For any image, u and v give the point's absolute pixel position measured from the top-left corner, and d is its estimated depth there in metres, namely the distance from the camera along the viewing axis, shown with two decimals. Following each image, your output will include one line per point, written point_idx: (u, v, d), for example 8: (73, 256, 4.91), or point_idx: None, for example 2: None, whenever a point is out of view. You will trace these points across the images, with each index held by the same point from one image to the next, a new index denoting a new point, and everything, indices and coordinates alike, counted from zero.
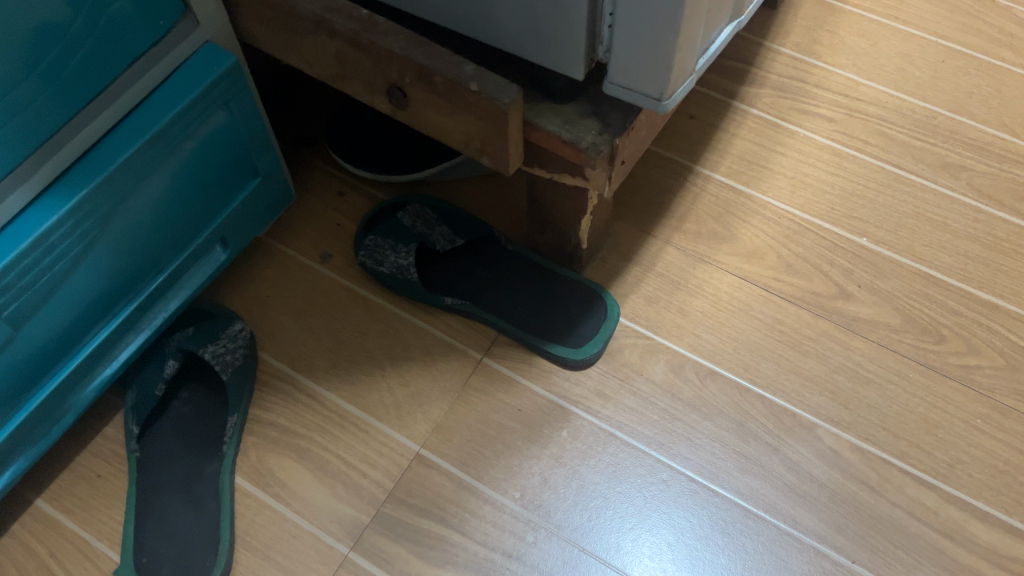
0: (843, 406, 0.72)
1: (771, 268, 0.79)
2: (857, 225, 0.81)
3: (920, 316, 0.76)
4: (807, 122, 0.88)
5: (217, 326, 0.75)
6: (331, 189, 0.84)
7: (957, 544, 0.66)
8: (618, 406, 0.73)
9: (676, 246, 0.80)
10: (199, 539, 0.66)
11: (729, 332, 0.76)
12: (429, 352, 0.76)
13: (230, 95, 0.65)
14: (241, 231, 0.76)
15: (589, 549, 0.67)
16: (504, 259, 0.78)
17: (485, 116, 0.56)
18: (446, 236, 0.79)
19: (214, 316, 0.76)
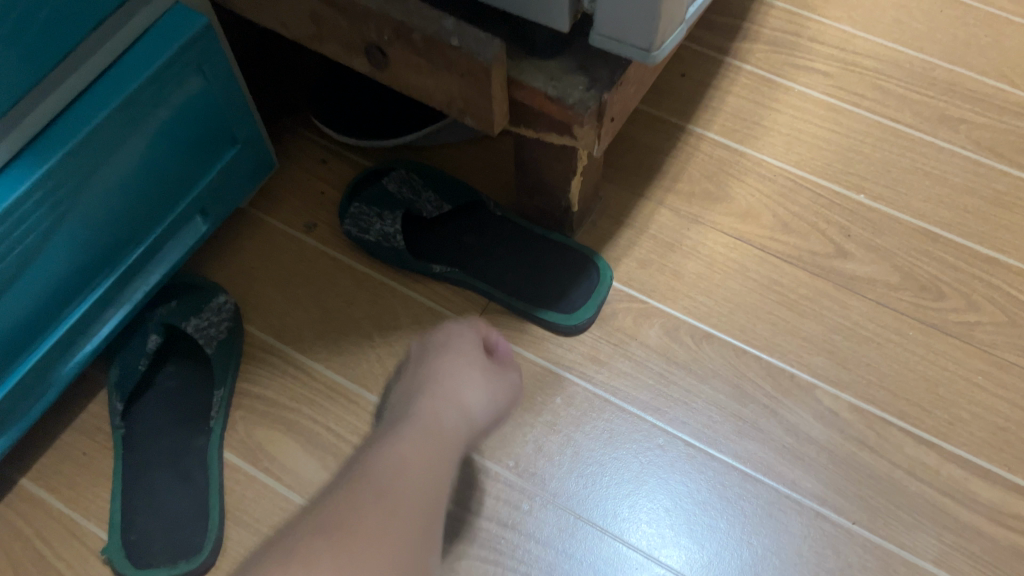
0: (841, 366, 0.71)
1: (767, 227, 0.77)
2: (854, 181, 0.79)
3: (919, 273, 0.74)
4: (802, 78, 0.85)
5: (200, 298, 0.73)
6: (313, 156, 0.82)
7: (958, 503, 0.65)
8: (612, 371, 0.71)
9: (669, 207, 0.78)
10: (188, 515, 0.65)
11: (725, 293, 0.74)
12: (418, 321, 0.74)
13: (203, 60, 0.63)
14: (221, 201, 0.74)
15: (585, 517, 0.66)
16: (493, 225, 0.77)
17: (467, 73, 0.54)
18: (432, 202, 0.77)
19: (198, 288, 0.73)
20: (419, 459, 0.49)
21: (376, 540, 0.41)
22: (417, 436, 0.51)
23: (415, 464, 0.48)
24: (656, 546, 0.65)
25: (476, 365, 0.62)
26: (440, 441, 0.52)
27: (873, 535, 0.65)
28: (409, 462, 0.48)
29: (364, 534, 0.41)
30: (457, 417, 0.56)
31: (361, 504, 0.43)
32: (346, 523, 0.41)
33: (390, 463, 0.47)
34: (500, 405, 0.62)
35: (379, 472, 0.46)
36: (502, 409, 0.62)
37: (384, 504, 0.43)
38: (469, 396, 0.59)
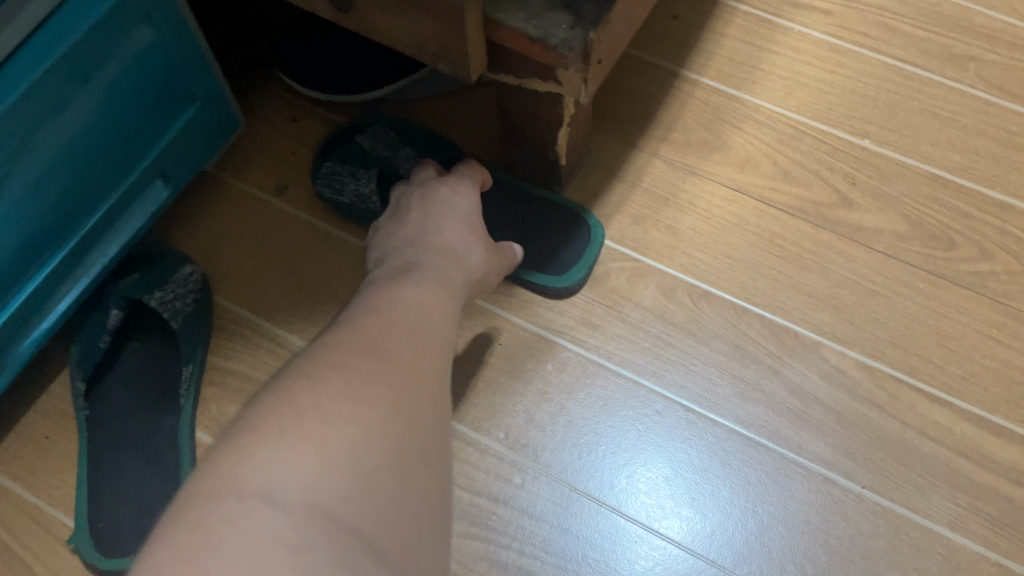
0: (848, 322, 0.67)
1: (767, 177, 0.72)
2: (859, 126, 0.74)
3: (928, 221, 0.70)
4: (802, 17, 0.80)
5: (164, 270, 0.68)
6: (282, 113, 0.77)
7: (973, 463, 0.62)
8: (606, 335, 0.67)
9: (663, 159, 0.74)
10: (160, 500, 0.62)
11: (723, 249, 0.70)
12: None
13: (150, 8, 0.58)
14: (182, 164, 0.69)
15: (580, 489, 0.63)
16: None
17: (439, 13, 0.49)
18: (410, 159, 0.72)
19: (162, 259, 0.69)
20: (430, 314, 0.45)
21: (405, 378, 0.38)
22: (425, 297, 0.46)
23: (424, 324, 0.43)
24: (656, 517, 0.62)
25: (470, 227, 0.58)
26: (448, 294, 0.49)
27: (884, 500, 0.61)
28: (427, 326, 0.43)
29: (394, 367, 0.38)
30: (458, 273, 0.53)
31: (381, 342, 0.39)
32: (375, 345, 0.39)
33: (411, 310, 0.44)
34: (490, 272, 0.58)
35: (399, 331, 0.41)
36: (489, 278, 0.58)
37: (376, 352, 0.38)
38: (468, 257, 0.56)
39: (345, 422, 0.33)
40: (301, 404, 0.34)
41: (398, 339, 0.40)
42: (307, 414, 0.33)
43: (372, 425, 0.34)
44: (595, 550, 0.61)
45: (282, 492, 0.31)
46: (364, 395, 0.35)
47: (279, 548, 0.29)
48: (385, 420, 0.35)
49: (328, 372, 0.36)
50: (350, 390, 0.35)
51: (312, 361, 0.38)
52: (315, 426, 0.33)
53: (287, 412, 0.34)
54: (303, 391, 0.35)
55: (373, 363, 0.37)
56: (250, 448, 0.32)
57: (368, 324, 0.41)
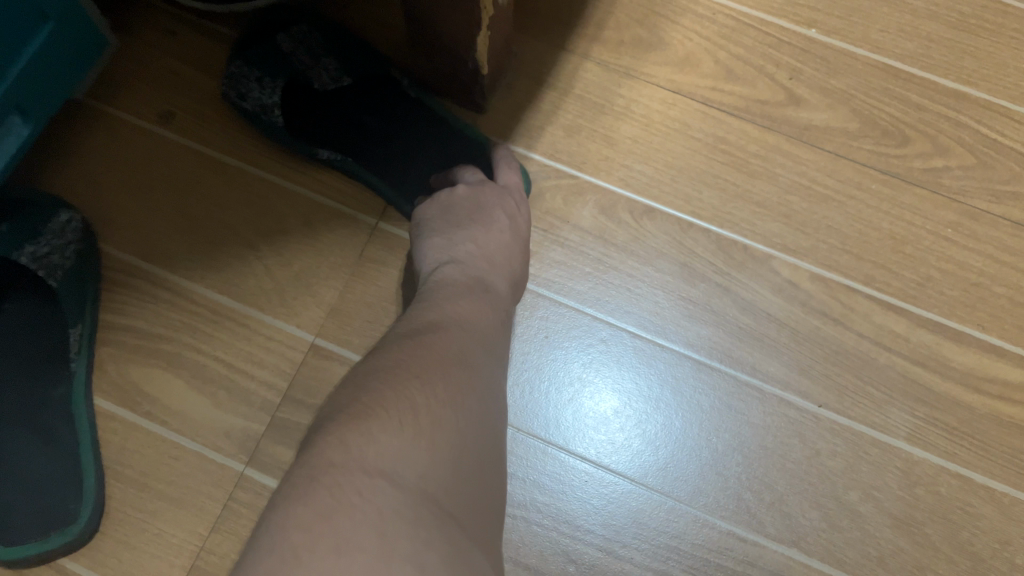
0: (799, 231, 0.62)
1: (708, 77, 0.66)
2: (804, 13, 0.68)
3: (880, 116, 0.65)
4: None
5: (35, 218, 0.60)
6: (161, 29, 0.67)
7: (930, 372, 0.59)
8: (543, 261, 0.62)
9: (595, 61, 0.67)
10: (62, 477, 0.55)
11: (664, 159, 0.64)
12: (310, 222, 0.62)
13: None
14: (43, 95, 0.59)
15: (525, 430, 0.58)
16: (400, 104, 0.64)
17: None
18: (330, 72, 0.64)
19: (30, 206, 0.60)
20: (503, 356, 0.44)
21: (486, 396, 0.37)
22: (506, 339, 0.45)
23: (492, 351, 0.42)
24: (606, 453, 0.58)
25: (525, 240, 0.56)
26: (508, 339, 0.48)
27: (842, 418, 0.58)
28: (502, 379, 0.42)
29: (479, 388, 0.37)
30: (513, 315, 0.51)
31: (474, 363, 0.38)
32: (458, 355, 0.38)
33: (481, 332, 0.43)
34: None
35: (481, 355, 0.40)
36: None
37: (465, 369, 0.37)
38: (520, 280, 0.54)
39: (448, 428, 0.32)
40: (412, 402, 0.32)
41: (477, 358, 0.39)
42: (421, 414, 0.32)
43: (471, 438, 0.33)
44: (544, 493, 0.57)
45: (401, 471, 0.29)
46: (463, 406, 0.34)
47: (406, 517, 0.27)
48: (475, 437, 0.34)
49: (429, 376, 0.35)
50: (450, 399, 0.34)
51: (407, 359, 0.36)
52: (431, 424, 0.32)
53: (404, 403, 0.32)
54: (403, 385, 0.34)
55: (463, 380, 0.36)
56: (372, 428, 0.30)
57: (454, 339, 0.40)
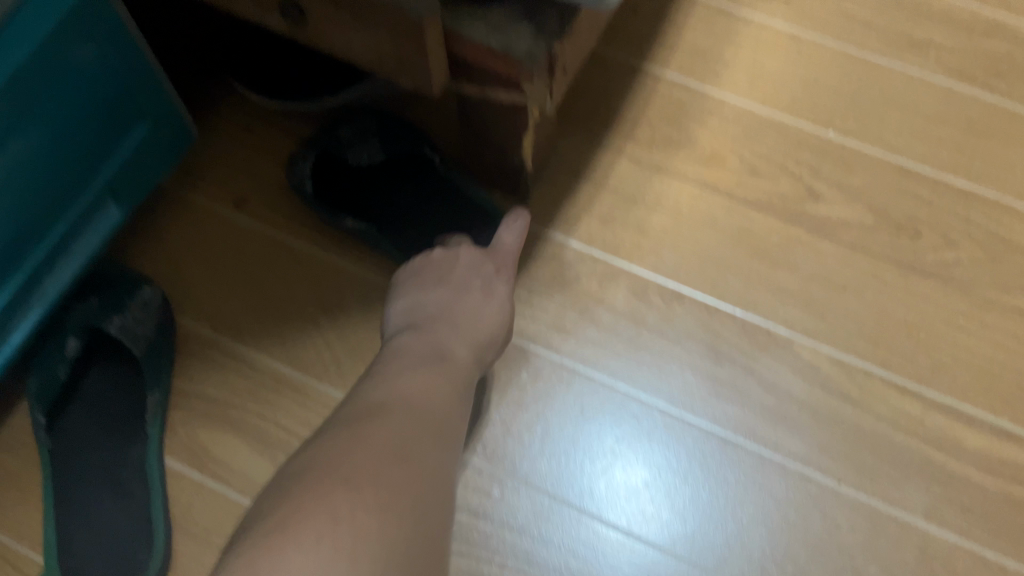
0: (818, 317, 0.67)
1: (733, 173, 0.72)
2: (822, 116, 0.74)
3: (894, 212, 0.70)
4: (761, 6, 0.79)
5: (122, 293, 0.66)
6: (237, 124, 0.74)
7: (945, 452, 0.63)
8: (580, 340, 0.67)
9: (629, 157, 0.73)
10: (133, 533, 0.60)
11: (693, 247, 0.69)
12: (367, 299, 0.68)
13: (93, 28, 0.55)
14: (135, 182, 0.66)
15: (561, 498, 0.62)
16: (425, 181, 0.70)
17: (397, 29, 0.48)
18: (368, 151, 0.71)
19: (118, 282, 0.66)
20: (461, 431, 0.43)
21: (428, 483, 0.36)
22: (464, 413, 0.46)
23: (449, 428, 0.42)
24: (636, 522, 0.62)
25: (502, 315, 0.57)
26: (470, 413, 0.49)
27: (861, 494, 0.62)
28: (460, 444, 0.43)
29: (419, 473, 0.36)
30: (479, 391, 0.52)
31: (426, 447, 0.38)
32: (413, 438, 0.38)
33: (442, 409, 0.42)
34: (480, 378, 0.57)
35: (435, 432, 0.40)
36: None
37: (406, 453, 0.37)
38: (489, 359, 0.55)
39: (378, 533, 0.31)
40: (336, 508, 0.32)
41: (432, 440, 0.39)
42: (345, 522, 0.31)
43: (415, 537, 0.33)
44: (577, 559, 0.61)
45: None
46: (409, 500, 0.34)
47: None
48: (410, 535, 0.33)
49: (375, 468, 0.34)
50: (382, 498, 0.33)
51: (358, 445, 0.36)
52: (370, 526, 0.31)
53: (325, 514, 0.31)
54: (346, 479, 0.33)
55: (402, 469, 0.35)
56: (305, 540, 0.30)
57: (409, 418, 0.40)
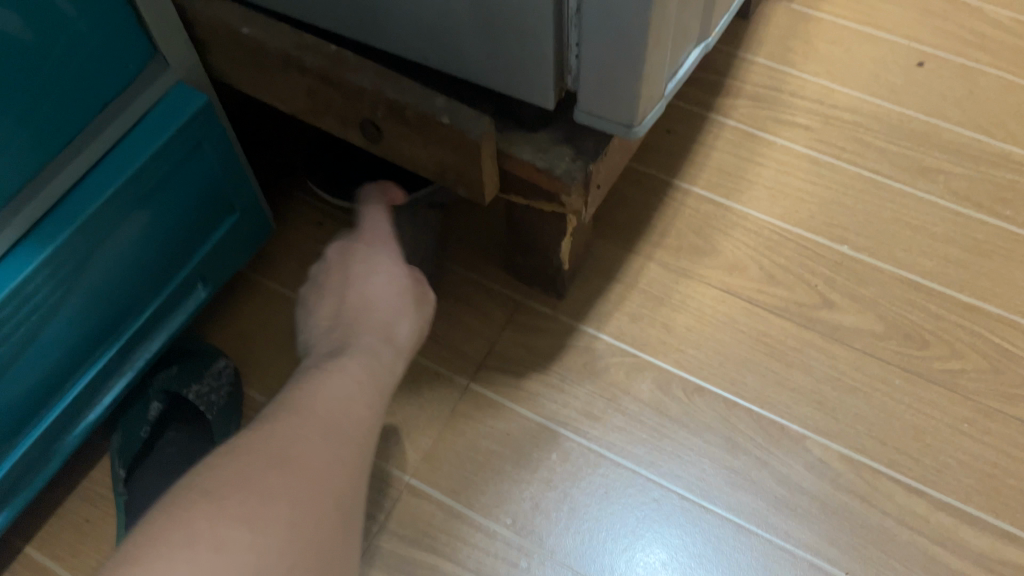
0: (829, 416, 0.72)
1: (754, 280, 0.79)
2: (837, 232, 0.81)
3: (903, 323, 0.76)
4: (783, 132, 0.88)
5: (200, 364, 0.74)
6: (310, 220, 0.84)
7: (948, 550, 0.66)
8: (607, 426, 0.73)
9: (658, 262, 0.80)
10: None
11: (715, 346, 0.76)
12: (415, 381, 0.76)
13: (203, 135, 0.65)
14: (221, 268, 0.76)
15: (584, 573, 0.67)
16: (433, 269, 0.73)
17: (457, 148, 0.57)
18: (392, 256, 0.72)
19: (198, 355, 0.75)
20: (360, 421, 0.49)
21: (308, 489, 0.42)
22: (357, 391, 0.51)
23: (342, 427, 0.48)
24: None
25: (394, 282, 0.60)
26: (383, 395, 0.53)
27: None
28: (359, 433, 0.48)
29: (293, 481, 0.42)
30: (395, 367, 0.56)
31: (302, 448, 0.44)
32: (293, 445, 0.44)
33: (338, 410, 0.48)
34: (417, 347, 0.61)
35: (319, 432, 0.46)
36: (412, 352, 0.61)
37: (281, 461, 0.43)
38: (401, 328, 0.58)
39: (240, 544, 0.38)
40: (198, 528, 0.38)
41: (310, 443, 0.45)
42: (204, 540, 0.37)
43: (278, 537, 0.39)
44: None
45: None
46: (278, 505, 0.40)
47: None
48: (282, 540, 0.39)
49: (246, 480, 0.41)
50: (250, 512, 0.39)
51: (238, 460, 0.42)
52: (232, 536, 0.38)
53: (186, 536, 0.37)
54: (214, 495, 0.40)
55: (277, 476, 0.42)
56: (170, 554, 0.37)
57: (294, 425, 0.46)
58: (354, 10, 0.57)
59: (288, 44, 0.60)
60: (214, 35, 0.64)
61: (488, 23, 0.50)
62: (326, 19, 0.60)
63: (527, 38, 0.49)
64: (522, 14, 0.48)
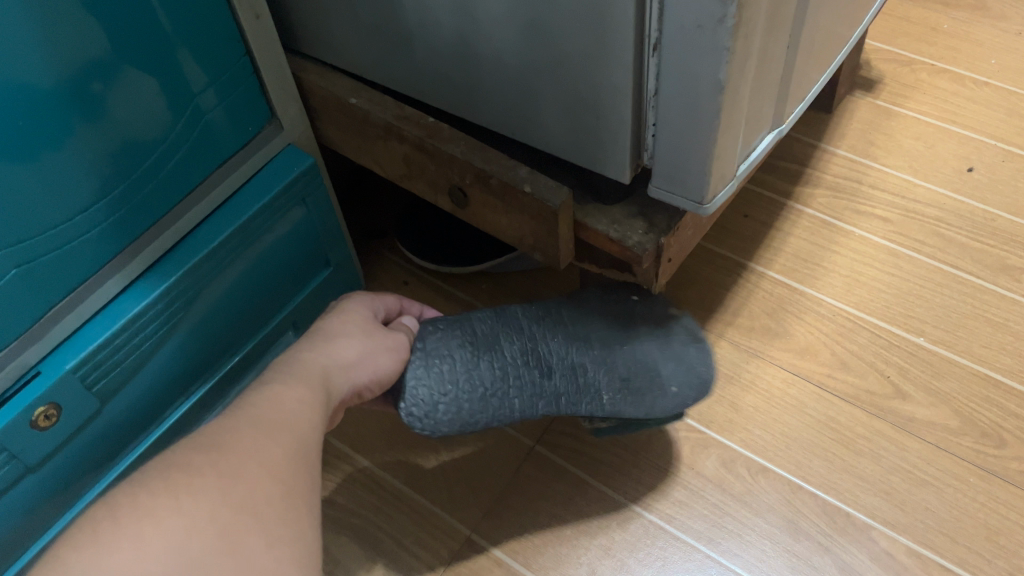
0: (898, 508, 0.71)
1: (825, 365, 0.79)
2: (914, 323, 0.81)
3: (980, 419, 0.75)
4: (862, 222, 0.89)
5: None
6: (396, 278, 0.87)
7: None
8: (668, 499, 0.73)
9: (728, 340, 0.82)
10: None
11: (782, 428, 0.76)
12: (483, 438, 0.79)
13: (307, 193, 0.72)
14: (311, 318, 0.81)
15: None
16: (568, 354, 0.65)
17: (536, 216, 0.60)
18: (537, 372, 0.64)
19: None
20: (297, 415, 0.48)
21: (234, 466, 0.41)
22: (283, 394, 0.49)
23: (280, 424, 0.46)
24: None
25: (353, 317, 0.59)
26: (321, 402, 0.50)
27: None
28: (292, 424, 0.47)
29: (216, 460, 0.41)
30: (336, 387, 0.53)
31: (227, 443, 0.43)
32: (217, 444, 0.43)
33: (278, 412, 0.47)
34: (372, 381, 0.57)
35: (247, 429, 0.44)
36: (368, 390, 0.58)
37: (208, 447, 0.42)
38: (344, 350, 0.56)
39: (166, 514, 0.37)
40: (124, 505, 0.37)
41: (239, 432, 0.44)
42: (126, 513, 0.37)
43: (203, 503, 0.38)
44: None
45: None
46: (204, 491, 0.39)
47: None
48: (211, 508, 0.38)
49: (173, 475, 0.40)
50: (176, 487, 0.39)
51: (162, 465, 0.41)
52: (157, 522, 0.37)
53: (105, 515, 0.37)
54: (135, 493, 0.38)
55: (206, 459, 0.41)
56: (93, 549, 0.35)
57: (219, 429, 0.44)
58: (451, 87, 0.63)
59: (390, 115, 0.66)
60: (325, 104, 0.70)
61: (572, 103, 0.55)
62: (426, 95, 0.66)
63: (606, 117, 0.54)
64: (603, 95, 0.52)
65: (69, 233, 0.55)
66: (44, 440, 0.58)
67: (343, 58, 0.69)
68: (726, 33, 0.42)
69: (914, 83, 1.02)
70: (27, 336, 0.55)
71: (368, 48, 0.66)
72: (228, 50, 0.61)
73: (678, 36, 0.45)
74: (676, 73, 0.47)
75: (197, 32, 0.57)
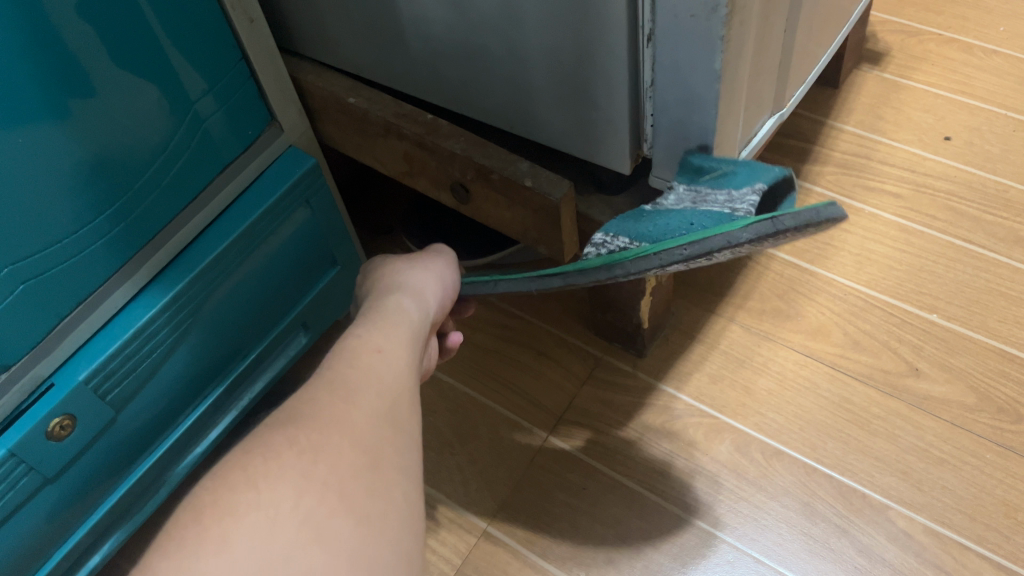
0: (915, 487, 0.70)
1: (837, 345, 0.79)
2: (927, 300, 0.80)
3: (995, 395, 0.74)
4: (873, 199, 0.88)
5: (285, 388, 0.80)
6: None
7: None
8: (684, 486, 0.73)
9: (740, 324, 0.82)
10: None
11: (796, 410, 0.76)
12: (497, 429, 0.79)
13: (310, 194, 0.71)
14: (321, 318, 0.82)
15: None
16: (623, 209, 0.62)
17: (539, 209, 0.60)
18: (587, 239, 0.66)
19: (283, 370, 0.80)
20: (383, 368, 0.44)
21: (319, 444, 0.37)
22: (361, 345, 0.45)
23: (363, 386, 0.42)
24: None
25: (404, 259, 0.57)
26: (407, 333, 0.48)
27: None
28: (376, 379, 0.43)
29: (298, 439, 0.37)
30: (421, 308, 0.52)
31: (307, 419, 0.39)
32: (298, 419, 0.39)
33: (360, 371, 0.43)
34: (450, 288, 0.57)
35: (326, 400, 0.40)
36: (451, 299, 0.56)
37: (288, 426, 0.38)
38: (412, 279, 0.54)
39: (246, 510, 0.34)
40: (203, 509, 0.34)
41: (317, 404, 0.40)
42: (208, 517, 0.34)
43: (288, 489, 0.35)
44: None
45: None
46: (280, 479, 0.35)
47: None
48: (295, 495, 0.35)
49: (246, 467, 0.36)
50: (256, 476, 0.35)
51: (239, 453, 0.37)
52: (239, 525, 0.33)
53: (187, 522, 0.34)
54: (212, 493, 0.35)
55: (286, 438, 0.37)
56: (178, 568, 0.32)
57: (299, 403, 0.41)
58: (447, 84, 0.62)
59: (388, 113, 0.66)
60: (323, 104, 0.70)
61: (569, 96, 0.54)
62: (422, 90, 0.66)
63: (603, 110, 0.53)
64: (598, 88, 0.52)
65: (72, 247, 0.55)
66: (60, 449, 0.58)
67: (338, 57, 0.69)
68: (720, 21, 0.42)
69: (922, 54, 1.01)
70: (38, 348, 0.56)
71: (363, 47, 0.65)
72: (225, 54, 0.61)
73: (672, 26, 0.44)
74: (672, 62, 0.46)
75: (195, 37, 0.57)
